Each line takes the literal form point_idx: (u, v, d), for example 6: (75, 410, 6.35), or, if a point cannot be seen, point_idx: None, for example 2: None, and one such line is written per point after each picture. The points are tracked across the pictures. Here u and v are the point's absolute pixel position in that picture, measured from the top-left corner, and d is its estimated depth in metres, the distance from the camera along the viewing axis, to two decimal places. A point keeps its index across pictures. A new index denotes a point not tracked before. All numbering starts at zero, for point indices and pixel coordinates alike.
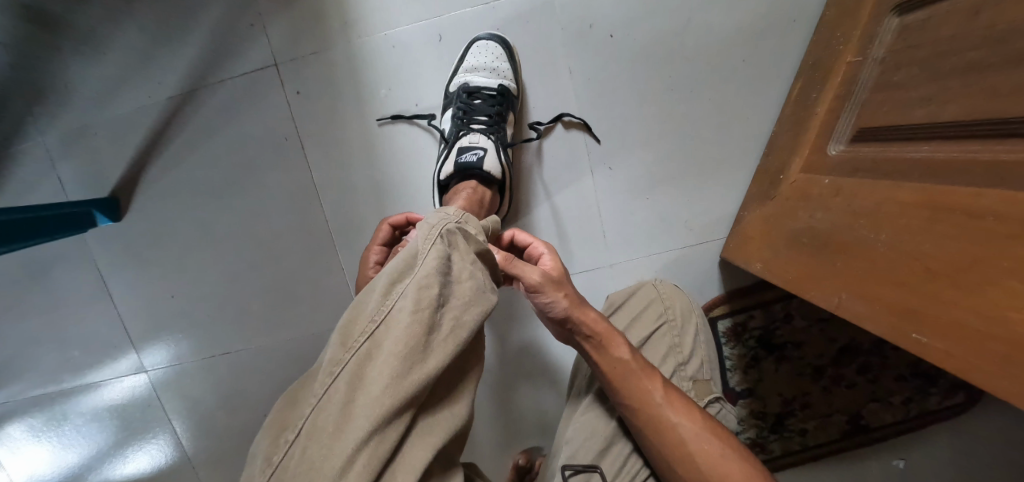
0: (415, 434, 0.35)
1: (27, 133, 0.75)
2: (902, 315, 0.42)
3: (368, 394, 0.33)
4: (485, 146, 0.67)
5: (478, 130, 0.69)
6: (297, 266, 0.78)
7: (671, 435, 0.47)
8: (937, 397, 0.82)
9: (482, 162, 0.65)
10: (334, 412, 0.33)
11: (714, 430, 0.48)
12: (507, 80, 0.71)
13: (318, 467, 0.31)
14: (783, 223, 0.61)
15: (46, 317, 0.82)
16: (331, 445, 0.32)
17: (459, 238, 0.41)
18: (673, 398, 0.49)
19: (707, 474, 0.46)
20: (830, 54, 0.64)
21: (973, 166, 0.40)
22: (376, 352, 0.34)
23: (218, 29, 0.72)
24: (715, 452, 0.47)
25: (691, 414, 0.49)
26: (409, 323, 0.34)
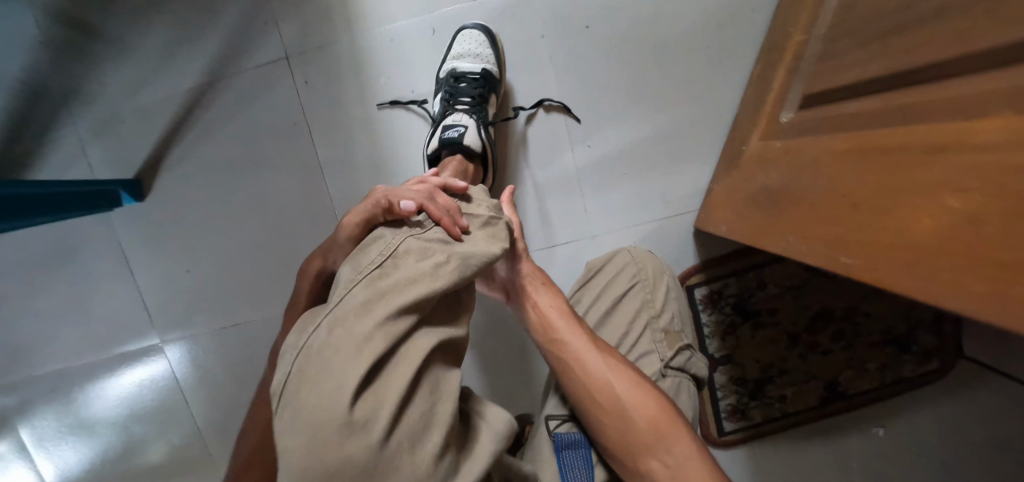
0: (424, 330, 0.41)
1: (64, 122, 0.83)
2: (834, 244, 0.48)
3: (385, 296, 0.40)
4: (467, 124, 0.73)
5: (462, 110, 0.75)
6: (302, 240, 0.85)
7: (584, 373, 0.56)
8: (911, 363, 0.87)
9: (463, 137, 0.71)
10: (353, 306, 0.39)
11: (618, 366, 0.56)
12: (489, 66, 0.77)
13: (344, 341, 0.36)
14: (743, 187, 0.68)
15: (70, 293, 0.89)
16: (352, 327, 0.37)
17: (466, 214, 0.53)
18: (589, 341, 0.59)
19: (624, 399, 0.54)
20: (783, 36, 0.71)
21: (888, 112, 0.47)
22: (387, 274, 0.42)
23: (237, 27, 0.81)
24: (632, 381, 0.55)
25: (613, 356, 0.58)
26: (417, 262, 0.43)
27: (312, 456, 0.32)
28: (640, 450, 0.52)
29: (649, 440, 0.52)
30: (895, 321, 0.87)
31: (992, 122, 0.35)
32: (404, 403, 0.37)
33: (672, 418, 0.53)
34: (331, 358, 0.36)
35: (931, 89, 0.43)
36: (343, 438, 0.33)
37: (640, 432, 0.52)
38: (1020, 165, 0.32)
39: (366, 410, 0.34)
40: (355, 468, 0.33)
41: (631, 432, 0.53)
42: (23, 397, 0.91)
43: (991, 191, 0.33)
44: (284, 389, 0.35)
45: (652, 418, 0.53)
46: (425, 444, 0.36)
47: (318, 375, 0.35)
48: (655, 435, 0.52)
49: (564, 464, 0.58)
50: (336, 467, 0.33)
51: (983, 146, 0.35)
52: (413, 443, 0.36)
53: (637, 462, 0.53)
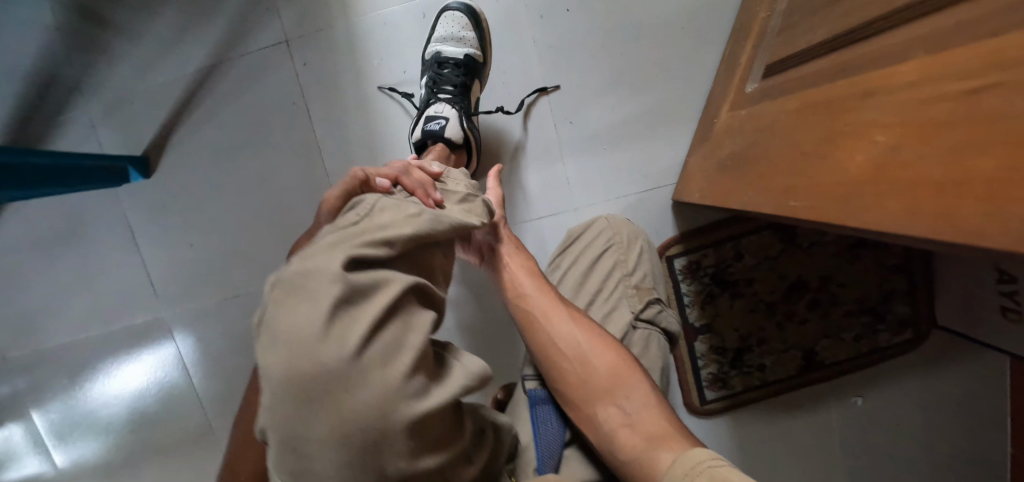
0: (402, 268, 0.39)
1: (74, 103, 0.88)
2: (786, 192, 0.52)
3: (358, 236, 0.38)
4: (449, 116, 0.76)
5: (444, 100, 0.78)
6: (299, 215, 0.89)
7: (547, 326, 0.62)
8: (886, 333, 0.90)
9: (444, 130, 0.74)
10: (322, 246, 0.36)
11: (581, 319, 0.62)
12: (472, 53, 0.81)
13: (311, 266, 0.33)
14: (713, 155, 0.72)
15: (78, 267, 0.93)
16: (319, 257, 0.34)
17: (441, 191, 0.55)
18: (554, 300, 0.65)
19: (584, 347, 0.60)
20: (749, 15, 0.75)
21: (832, 70, 0.51)
22: (360, 223, 0.40)
23: (239, 13, 0.86)
24: (593, 335, 0.61)
25: (576, 314, 0.63)
26: (392, 214, 0.43)
27: (279, 360, 0.29)
28: (598, 394, 0.57)
29: (607, 384, 0.57)
30: (871, 291, 0.90)
31: (911, 66, 0.40)
32: (383, 321, 0.32)
33: (629, 365, 0.59)
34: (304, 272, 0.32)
35: (866, 45, 0.47)
36: (314, 343, 0.29)
37: (597, 377, 0.57)
38: (931, 96, 0.37)
39: (341, 319, 0.30)
40: (324, 376, 0.28)
41: (589, 379, 0.58)
42: (31, 367, 0.95)
43: (909, 118, 0.38)
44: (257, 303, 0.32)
45: (610, 366, 0.58)
46: (404, 364, 0.32)
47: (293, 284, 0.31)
48: (613, 380, 0.57)
49: (536, 416, 0.62)
50: (306, 373, 0.28)
51: (903, 85, 0.40)
52: (390, 361, 0.31)
53: (595, 406, 0.57)
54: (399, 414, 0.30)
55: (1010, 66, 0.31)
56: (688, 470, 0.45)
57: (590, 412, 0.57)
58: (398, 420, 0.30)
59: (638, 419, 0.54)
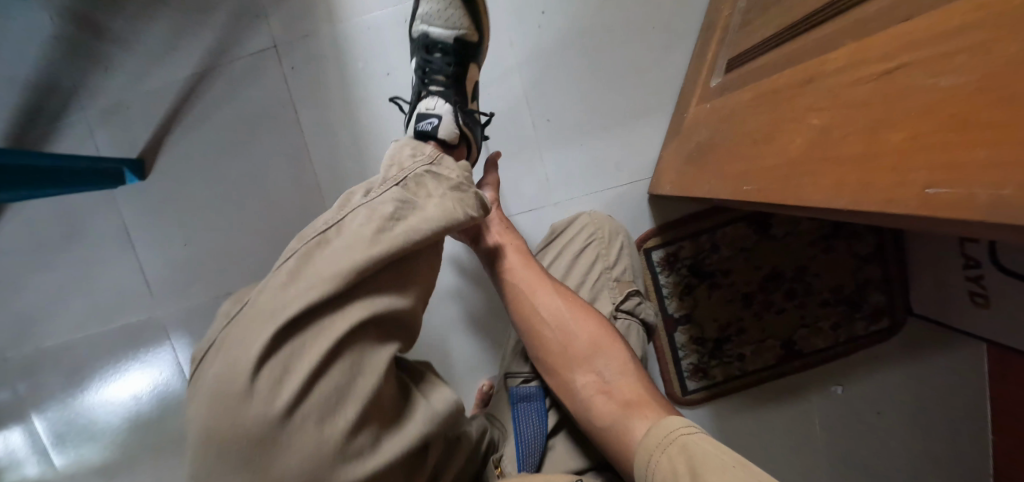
0: (358, 300, 0.41)
1: (73, 109, 0.91)
2: (739, 177, 0.54)
3: (317, 264, 0.41)
4: (441, 112, 0.68)
5: (437, 93, 0.73)
6: (289, 213, 0.92)
7: (533, 299, 0.64)
8: (863, 321, 0.92)
9: (437, 130, 0.66)
10: (280, 279, 0.41)
11: (564, 293, 0.64)
12: (463, 36, 0.77)
13: (262, 313, 0.39)
14: (683, 147, 0.75)
15: (75, 267, 0.96)
16: (274, 296, 0.40)
17: (427, 179, 0.51)
18: (541, 277, 0.66)
19: (568, 314, 0.62)
20: (715, 14, 0.79)
21: (780, 60, 0.54)
22: (327, 241, 0.43)
23: (230, 20, 0.89)
24: (574, 310, 0.63)
25: (556, 287, 0.65)
26: (361, 226, 0.44)
27: (214, 425, 0.36)
28: (576, 361, 0.60)
29: (586, 353, 0.60)
30: (846, 280, 0.92)
31: (841, 53, 0.43)
32: (314, 382, 0.38)
33: (608, 336, 0.62)
34: (242, 332, 0.39)
35: (807, 36, 0.50)
36: (244, 408, 0.36)
37: (576, 346, 0.61)
38: (856, 80, 0.40)
39: (268, 384, 0.37)
40: (252, 438, 0.36)
41: (569, 348, 0.61)
42: (30, 366, 0.97)
43: (839, 101, 0.41)
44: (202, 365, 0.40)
45: (592, 335, 0.61)
46: (339, 421, 0.38)
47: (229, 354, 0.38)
48: (593, 348, 0.60)
49: (519, 413, 0.64)
50: (237, 436, 0.36)
51: (834, 71, 0.43)
52: (322, 419, 0.38)
53: (574, 372, 0.60)
54: (329, 467, 0.37)
55: (919, 47, 0.34)
56: (657, 444, 0.47)
57: (569, 378, 0.60)
58: (329, 473, 0.37)
59: (615, 386, 0.57)
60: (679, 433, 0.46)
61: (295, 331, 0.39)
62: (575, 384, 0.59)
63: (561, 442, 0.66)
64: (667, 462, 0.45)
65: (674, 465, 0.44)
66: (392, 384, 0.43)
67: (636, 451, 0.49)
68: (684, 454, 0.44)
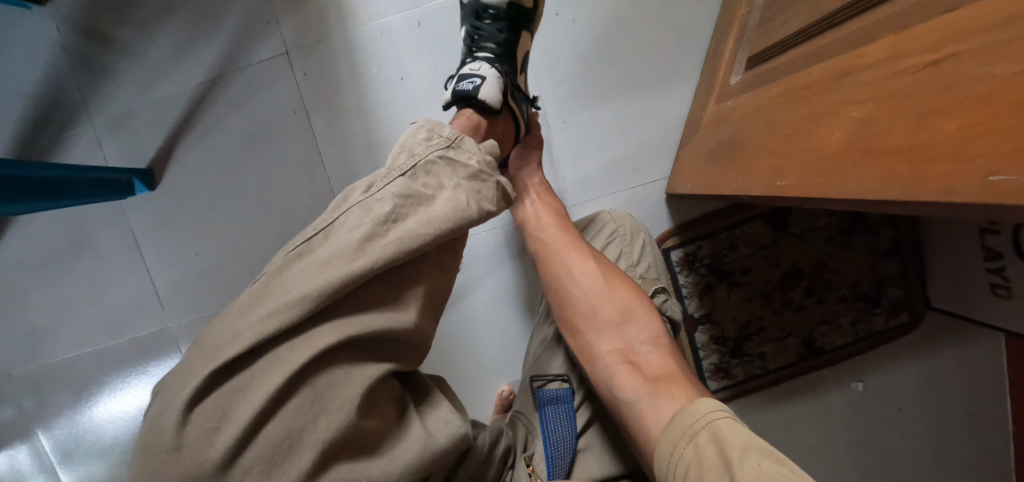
0: (327, 326, 0.39)
1: (81, 120, 0.90)
2: (772, 173, 0.54)
3: (287, 284, 0.40)
4: (484, 75, 0.66)
5: (483, 60, 0.71)
6: (301, 220, 0.91)
7: (565, 259, 0.68)
8: (882, 316, 0.92)
9: (478, 90, 0.64)
10: (247, 298, 0.40)
11: (599, 260, 0.68)
12: (518, 5, 0.74)
13: (226, 337, 0.38)
14: (703, 146, 0.74)
15: (84, 280, 0.94)
16: (239, 321, 0.39)
17: (439, 167, 0.47)
18: (580, 249, 0.69)
19: (605, 284, 0.65)
20: (731, 13, 0.79)
21: (809, 56, 0.53)
22: (307, 253, 0.41)
23: (242, 27, 0.88)
24: (608, 286, 0.65)
25: (586, 260, 0.68)
26: (345, 236, 0.41)
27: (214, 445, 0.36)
28: (605, 326, 0.62)
29: (618, 319, 0.62)
30: (864, 275, 0.92)
31: (878, 46, 0.43)
32: (262, 418, 0.37)
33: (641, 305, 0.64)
34: (189, 368, 0.38)
35: (837, 31, 0.50)
36: (176, 458, 0.35)
37: (605, 310, 0.63)
38: (899, 71, 0.39)
39: (199, 434, 0.36)
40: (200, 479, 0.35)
41: (598, 311, 0.64)
42: (36, 382, 0.95)
43: (882, 91, 0.41)
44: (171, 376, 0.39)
45: (623, 302, 0.63)
46: (289, 471, 0.37)
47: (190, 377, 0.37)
48: (622, 315, 0.62)
49: (547, 416, 0.62)
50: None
51: (872, 64, 0.43)
52: (268, 468, 0.36)
53: (602, 338, 0.61)
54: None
55: (971, 36, 0.33)
56: (683, 434, 0.45)
57: (595, 343, 0.61)
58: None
59: (645, 357, 0.58)
60: (707, 422, 0.44)
61: (248, 361, 0.38)
62: (601, 351, 0.60)
63: (592, 450, 0.64)
64: (693, 454, 0.43)
65: (701, 454, 0.42)
66: (381, 417, 0.42)
67: (660, 440, 0.47)
68: (713, 445, 0.42)
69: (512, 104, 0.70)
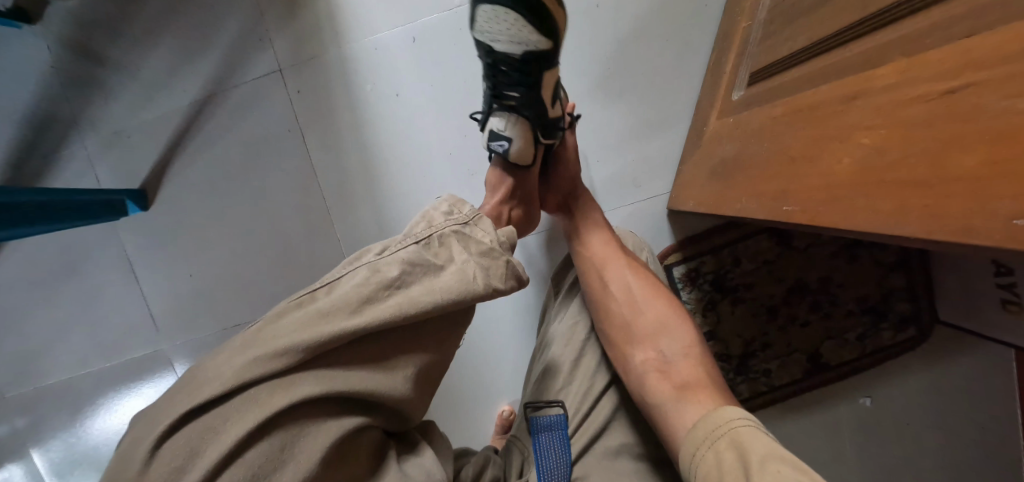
0: (310, 374, 0.38)
1: (73, 141, 0.89)
2: (777, 196, 0.52)
3: (284, 329, 0.39)
4: (511, 135, 0.69)
5: (508, 110, 0.69)
6: (298, 239, 0.90)
7: (603, 270, 0.70)
8: (889, 331, 0.90)
9: (507, 154, 0.69)
10: (246, 337, 0.40)
11: (637, 268, 0.69)
12: (534, 49, 0.64)
13: (216, 374, 0.37)
14: (706, 163, 0.73)
15: (77, 302, 0.93)
16: (233, 358, 0.38)
17: (452, 240, 0.46)
18: (618, 262, 0.70)
19: (643, 295, 0.66)
20: (731, 26, 0.77)
21: (816, 76, 0.52)
22: (309, 302, 0.41)
23: (235, 44, 0.87)
24: (652, 293, 0.66)
25: (637, 270, 0.69)
26: (348, 291, 0.40)
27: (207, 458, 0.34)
28: (640, 338, 0.62)
29: (651, 330, 0.63)
30: (871, 290, 0.90)
31: (890, 68, 0.41)
32: (241, 448, 0.35)
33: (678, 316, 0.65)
34: (186, 388, 0.38)
35: (845, 50, 0.48)
36: None
37: (642, 323, 0.63)
38: (913, 97, 0.38)
39: (163, 472, 0.34)
40: None
41: (634, 324, 0.64)
42: (31, 407, 0.94)
43: (894, 119, 0.39)
44: (148, 423, 0.37)
45: (659, 313, 0.64)
46: None
47: (183, 415, 0.36)
48: (660, 325, 0.63)
49: (541, 444, 0.60)
50: None
51: (883, 87, 0.41)
52: None
53: (635, 348, 0.62)
54: None
55: (990, 65, 0.31)
56: (706, 438, 0.47)
57: (628, 353, 0.62)
58: None
59: (675, 365, 0.59)
60: (729, 428, 0.46)
61: (224, 401, 0.37)
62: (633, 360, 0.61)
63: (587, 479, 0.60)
64: (712, 458, 0.45)
65: (720, 459, 0.44)
66: (353, 465, 0.40)
67: (684, 443, 0.50)
68: (734, 448, 0.44)
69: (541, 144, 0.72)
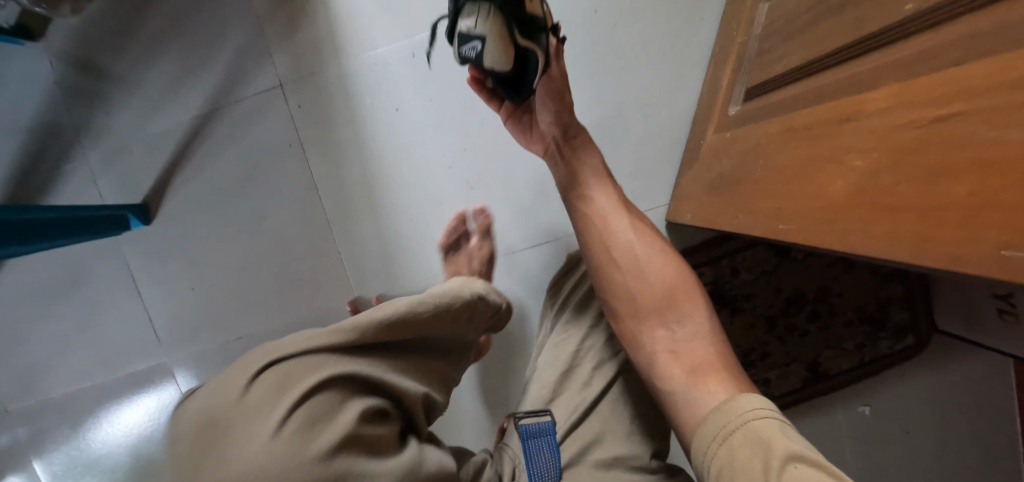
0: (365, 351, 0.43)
1: (76, 157, 0.89)
2: (774, 215, 0.53)
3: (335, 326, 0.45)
4: (484, 32, 0.59)
5: (478, 6, 0.60)
6: (299, 252, 0.90)
7: (609, 224, 0.68)
8: (888, 340, 0.89)
9: (481, 57, 0.60)
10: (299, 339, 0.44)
11: (645, 229, 0.68)
12: None
13: (281, 350, 0.41)
14: (703, 177, 0.74)
15: (79, 317, 0.93)
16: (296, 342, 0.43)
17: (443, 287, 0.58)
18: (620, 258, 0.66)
19: (649, 258, 0.65)
20: (727, 41, 0.78)
21: (809, 97, 0.52)
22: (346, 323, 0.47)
23: (236, 60, 0.88)
24: (659, 256, 0.65)
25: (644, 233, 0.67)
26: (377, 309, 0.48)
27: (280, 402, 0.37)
28: (647, 313, 0.62)
29: (658, 303, 0.62)
30: (869, 299, 0.90)
31: (881, 93, 0.42)
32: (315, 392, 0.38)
33: (684, 282, 0.64)
34: (253, 362, 0.42)
35: (839, 71, 0.49)
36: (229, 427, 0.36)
37: (648, 296, 0.63)
38: (904, 123, 0.38)
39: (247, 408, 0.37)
40: None
41: (641, 295, 0.63)
42: (34, 421, 0.94)
43: (885, 143, 0.40)
44: (218, 392, 0.39)
45: (665, 280, 0.63)
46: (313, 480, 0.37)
47: (259, 370, 0.39)
48: (666, 299, 0.62)
49: (531, 449, 0.60)
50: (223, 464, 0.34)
51: (877, 111, 0.41)
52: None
53: (643, 326, 0.62)
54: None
55: (976, 96, 0.32)
56: (717, 434, 0.48)
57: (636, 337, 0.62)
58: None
59: (685, 344, 0.59)
60: (743, 423, 0.47)
61: (296, 359, 0.40)
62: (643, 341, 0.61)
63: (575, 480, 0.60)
64: (727, 454, 0.46)
65: (735, 455, 0.45)
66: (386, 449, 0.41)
67: (697, 434, 0.50)
68: (749, 444, 0.45)
69: (520, 45, 0.61)
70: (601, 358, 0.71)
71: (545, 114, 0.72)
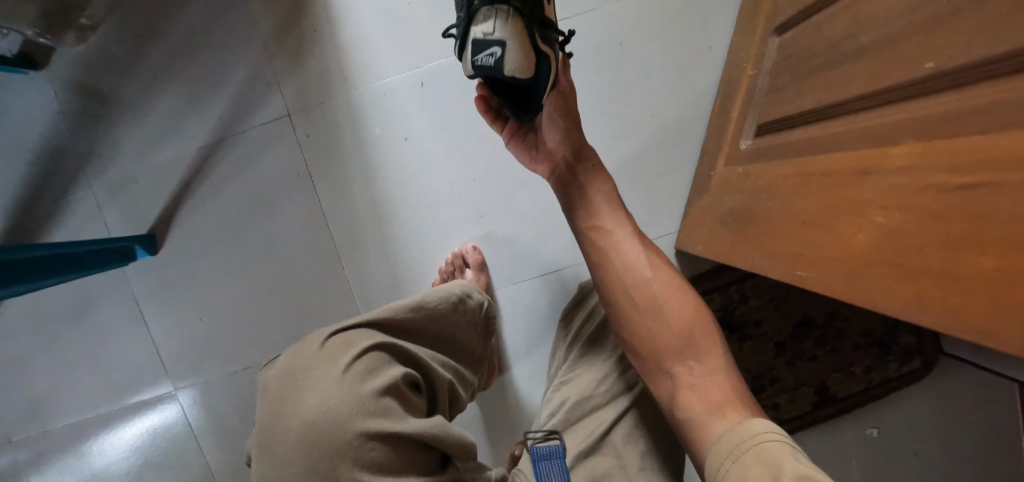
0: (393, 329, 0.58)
1: (80, 189, 0.89)
2: (791, 260, 0.53)
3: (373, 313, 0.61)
4: (502, 37, 0.58)
5: (495, 13, 0.59)
6: (308, 280, 0.90)
7: (622, 257, 0.68)
8: (895, 363, 0.89)
9: (501, 63, 0.58)
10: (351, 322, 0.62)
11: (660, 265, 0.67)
12: None
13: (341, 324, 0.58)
14: (715, 209, 0.74)
15: (84, 348, 0.92)
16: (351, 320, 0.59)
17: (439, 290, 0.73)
18: (632, 297, 0.66)
19: (664, 296, 0.65)
20: (737, 71, 0.79)
21: (826, 143, 0.53)
22: None
23: (242, 90, 0.87)
24: (675, 291, 0.65)
25: (662, 269, 0.67)
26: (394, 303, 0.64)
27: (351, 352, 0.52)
28: (665, 350, 0.62)
29: (676, 340, 0.62)
30: (876, 323, 0.90)
31: (901, 150, 0.42)
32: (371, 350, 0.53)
33: (703, 323, 0.63)
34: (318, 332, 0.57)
35: (857, 120, 0.49)
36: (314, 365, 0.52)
37: (667, 336, 0.62)
38: (927, 185, 0.38)
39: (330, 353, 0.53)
40: None
41: (658, 332, 0.63)
42: (40, 453, 0.93)
43: (907, 204, 0.40)
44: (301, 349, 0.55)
45: (682, 320, 0.63)
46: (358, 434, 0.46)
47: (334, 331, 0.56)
48: (685, 337, 0.61)
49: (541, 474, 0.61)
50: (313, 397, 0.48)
51: (899, 168, 0.42)
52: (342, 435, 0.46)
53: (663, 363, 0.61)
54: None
55: (1000, 170, 0.32)
56: (731, 452, 0.48)
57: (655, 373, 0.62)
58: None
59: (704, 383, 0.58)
60: (756, 440, 0.46)
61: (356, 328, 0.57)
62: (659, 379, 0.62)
63: None
64: (738, 469, 0.46)
65: (746, 469, 0.45)
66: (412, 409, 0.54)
67: (711, 456, 0.50)
68: (759, 459, 0.45)
69: (538, 50, 0.60)
70: (614, 391, 0.71)
71: (553, 132, 0.71)
